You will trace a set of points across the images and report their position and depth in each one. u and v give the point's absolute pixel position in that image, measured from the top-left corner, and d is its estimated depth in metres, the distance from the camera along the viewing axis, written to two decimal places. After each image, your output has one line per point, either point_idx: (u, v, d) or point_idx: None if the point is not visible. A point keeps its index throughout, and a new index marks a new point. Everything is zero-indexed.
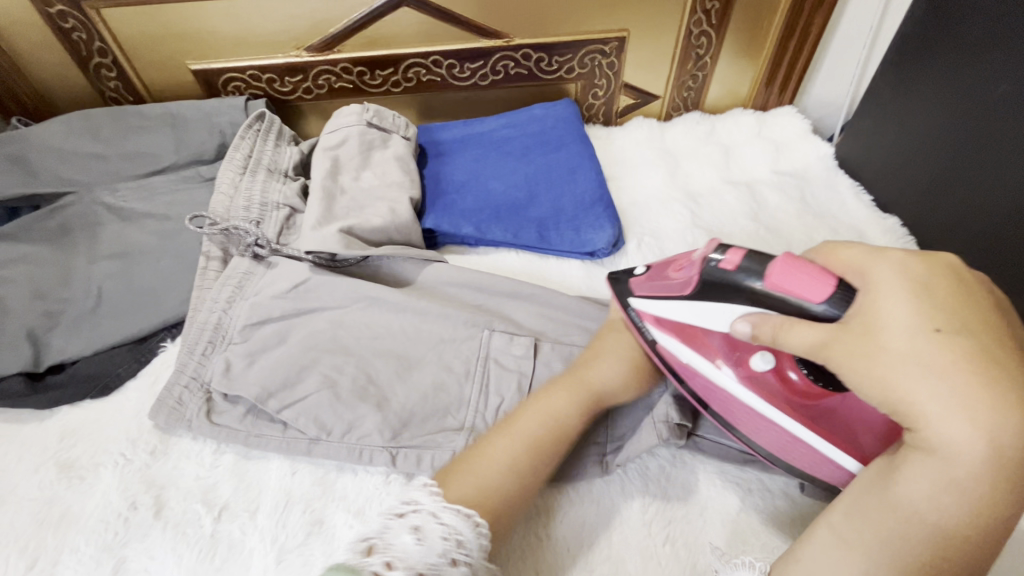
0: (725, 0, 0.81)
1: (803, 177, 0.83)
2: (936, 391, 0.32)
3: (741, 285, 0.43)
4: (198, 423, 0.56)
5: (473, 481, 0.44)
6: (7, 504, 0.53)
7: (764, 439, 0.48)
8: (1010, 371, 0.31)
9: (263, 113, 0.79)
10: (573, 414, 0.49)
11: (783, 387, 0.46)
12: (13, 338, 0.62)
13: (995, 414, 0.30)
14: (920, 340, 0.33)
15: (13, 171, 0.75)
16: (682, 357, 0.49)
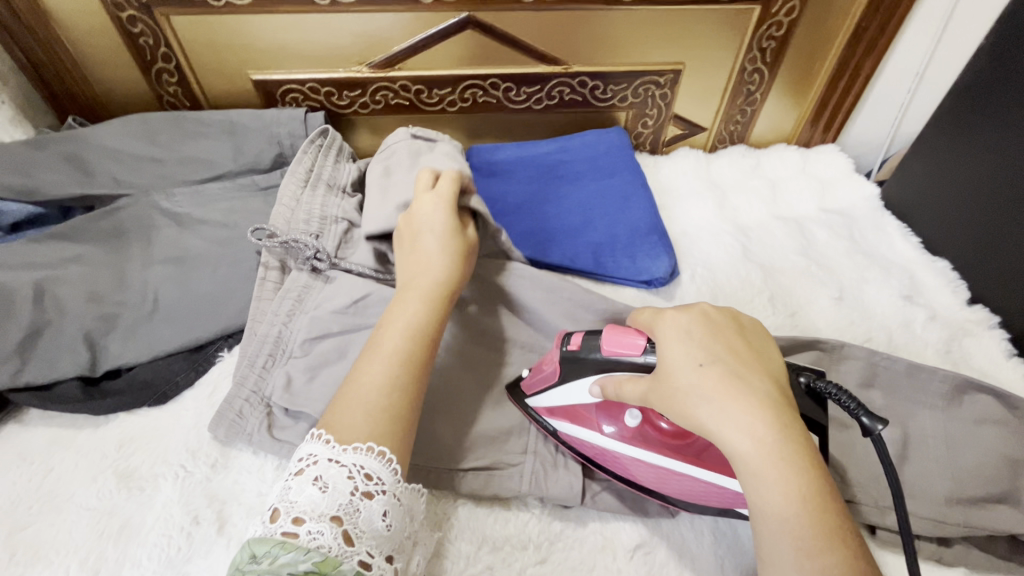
0: (780, 39, 0.82)
1: (850, 216, 0.84)
2: (719, 408, 0.41)
3: (588, 358, 0.51)
4: (261, 438, 0.56)
5: (361, 414, 0.45)
6: (65, 513, 0.52)
7: (670, 487, 0.51)
8: (748, 372, 0.43)
9: (324, 130, 0.81)
10: (432, 306, 0.54)
11: (658, 436, 0.52)
12: (70, 341, 0.61)
13: (750, 411, 0.40)
14: (691, 376, 0.43)
15: (70, 170, 0.75)
16: (580, 437, 0.55)
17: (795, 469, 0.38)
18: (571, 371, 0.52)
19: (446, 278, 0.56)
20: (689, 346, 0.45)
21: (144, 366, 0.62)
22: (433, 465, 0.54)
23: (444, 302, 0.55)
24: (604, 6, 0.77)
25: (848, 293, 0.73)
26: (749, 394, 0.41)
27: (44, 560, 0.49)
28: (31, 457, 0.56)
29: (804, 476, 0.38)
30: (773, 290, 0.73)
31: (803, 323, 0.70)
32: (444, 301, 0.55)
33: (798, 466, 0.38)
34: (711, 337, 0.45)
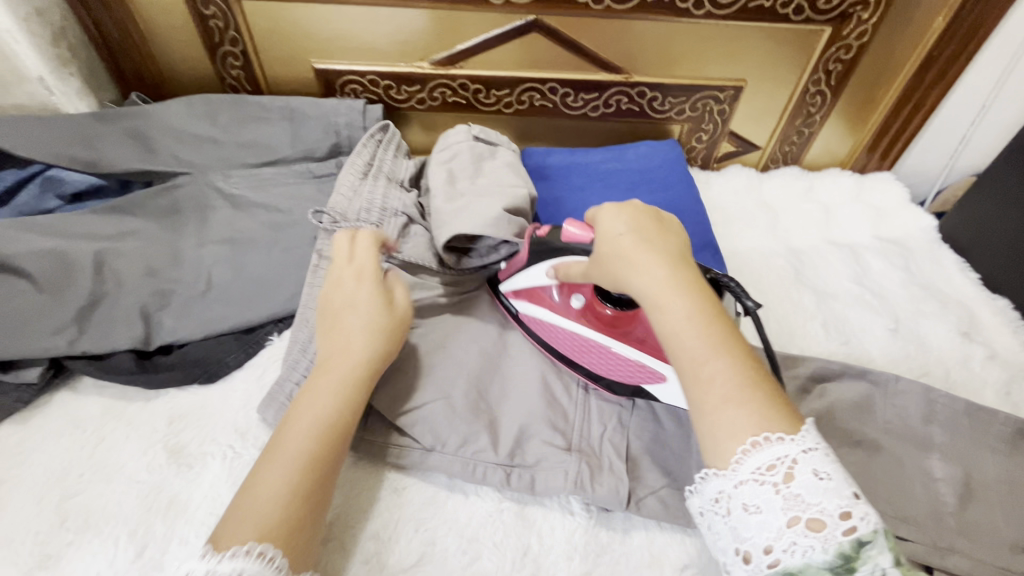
0: (847, 63, 0.81)
1: (905, 246, 0.82)
2: (632, 265, 0.45)
3: (551, 245, 0.62)
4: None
5: (251, 525, 0.40)
6: (115, 484, 0.52)
7: (595, 364, 0.58)
8: (663, 241, 0.47)
9: (385, 125, 0.81)
10: (347, 395, 0.50)
11: (597, 319, 0.58)
12: (126, 314, 0.62)
13: (662, 267, 0.44)
14: (617, 245, 0.47)
15: (133, 145, 0.76)
16: (533, 311, 0.62)
17: (703, 308, 0.42)
18: (535, 254, 0.63)
19: (368, 359, 0.52)
20: (613, 218, 0.49)
21: (196, 344, 0.63)
22: (481, 459, 0.54)
23: (360, 387, 0.51)
24: (673, 18, 0.76)
25: (904, 325, 0.71)
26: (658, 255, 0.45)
27: (93, 529, 0.49)
28: (84, 425, 0.56)
29: (710, 311, 0.42)
30: (826, 316, 0.72)
31: (856, 352, 0.69)
32: (361, 389, 0.51)
33: (704, 303, 0.43)
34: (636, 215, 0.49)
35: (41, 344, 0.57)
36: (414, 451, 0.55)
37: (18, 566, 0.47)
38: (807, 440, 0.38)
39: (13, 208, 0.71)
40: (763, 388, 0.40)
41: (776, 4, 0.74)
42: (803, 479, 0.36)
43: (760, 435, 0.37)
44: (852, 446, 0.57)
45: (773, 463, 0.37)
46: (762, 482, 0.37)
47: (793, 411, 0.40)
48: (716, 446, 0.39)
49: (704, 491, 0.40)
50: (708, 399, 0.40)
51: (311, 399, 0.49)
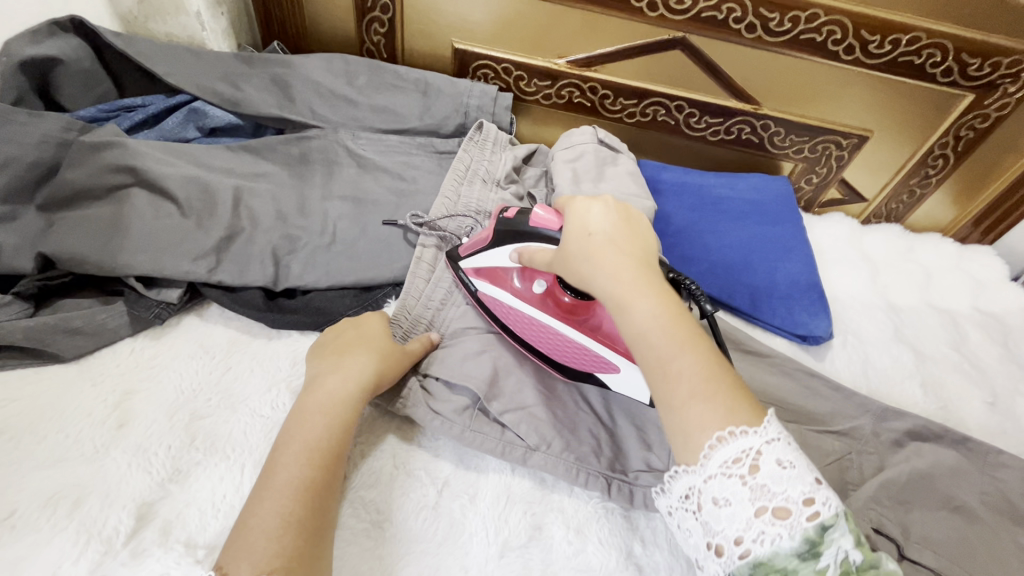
0: (980, 131, 0.81)
1: (1004, 322, 0.82)
2: (603, 265, 0.43)
3: (517, 227, 0.54)
4: (416, 407, 0.55)
5: (248, 563, 0.38)
6: (239, 412, 0.54)
7: (553, 348, 0.58)
8: (631, 240, 0.45)
9: (481, 125, 0.81)
10: (336, 419, 0.48)
11: (556, 305, 0.57)
12: (259, 251, 0.63)
13: (638, 270, 0.42)
14: (586, 242, 0.45)
15: (274, 92, 0.78)
16: (493, 294, 0.60)
17: (672, 301, 0.41)
18: (498, 240, 0.56)
19: (362, 377, 0.52)
20: (613, 213, 0.47)
21: (319, 293, 0.64)
22: (585, 465, 0.54)
23: (351, 407, 0.50)
24: (820, 58, 0.76)
25: (1001, 400, 0.71)
26: (631, 257, 0.43)
27: (220, 453, 0.51)
28: (213, 351, 0.59)
29: (676, 307, 0.40)
30: (923, 377, 0.72)
31: (952, 419, 0.69)
32: (353, 414, 0.50)
33: (668, 299, 0.41)
34: (611, 213, 0.47)
35: (184, 268, 0.59)
36: (518, 447, 0.55)
37: (152, 475, 0.49)
38: (768, 430, 0.35)
39: (158, 131, 0.73)
40: (728, 380, 0.38)
41: (926, 63, 0.74)
42: (767, 471, 0.34)
43: (724, 429, 0.35)
44: (950, 511, 0.57)
45: (737, 456, 0.34)
46: (730, 476, 0.34)
47: (754, 402, 0.37)
48: (684, 440, 0.37)
49: (674, 486, 0.38)
50: (675, 394, 0.37)
51: (308, 426, 0.48)
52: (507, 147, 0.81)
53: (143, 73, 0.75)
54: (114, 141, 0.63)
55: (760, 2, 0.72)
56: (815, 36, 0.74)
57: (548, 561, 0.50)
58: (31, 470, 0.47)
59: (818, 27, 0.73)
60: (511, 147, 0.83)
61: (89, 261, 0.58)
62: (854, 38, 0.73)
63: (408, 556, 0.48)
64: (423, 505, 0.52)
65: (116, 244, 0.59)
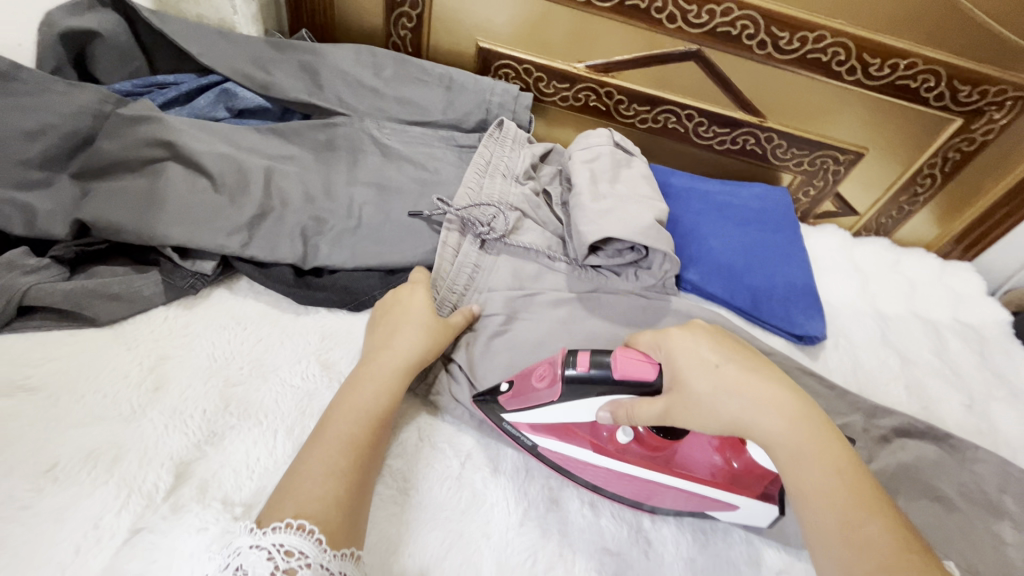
0: (966, 154, 0.87)
1: (981, 333, 0.87)
2: (757, 406, 0.43)
3: (596, 380, 0.49)
4: (439, 394, 0.60)
5: (291, 504, 0.42)
6: (270, 382, 0.56)
7: (646, 495, 0.53)
8: (759, 370, 0.45)
9: (502, 122, 0.82)
10: (383, 390, 0.52)
11: (641, 451, 0.53)
12: (289, 231, 0.65)
13: (779, 411, 0.43)
14: (706, 374, 0.45)
15: (303, 77, 0.79)
16: (561, 450, 0.54)
17: (830, 457, 0.42)
18: (569, 392, 0.50)
19: (408, 353, 0.55)
20: (700, 340, 0.47)
21: (345, 273, 0.66)
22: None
23: (399, 382, 0.53)
24: (824, 78, 0.82)
25: (978, 404, 0.77)
26: (781, 396, 0.44)
27: (254, 419, 0.53)
28: (243, 322, 0.61)
29: (836, 456, 0.42)
30: (908, 380, 0.77)
31: (933, 419, 0.74)
32: (400, 383, 0.53)
33: (827, 443, 0.42)
34: (718, 342, 0.47)
35: (218, 241, 0.61)
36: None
37: (188, 436, 0.50)
38: None
39: (189, 109, 0.75)
40: (912, 541, 0.38)
41: (920, 87, 0.80)
42: None
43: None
44: (930, 500, 0.62)
45: None
46: None
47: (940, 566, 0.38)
48: None
49: None
50: (859, 565, 0.38)
51: (358, 392, 0.51)
52: (525, 145, 0.82)
53: (175, 51, 0.77)
54: (150, 116, 0.65)
55: (773, 20, 0.76)
56: (821, 57, 0.79)
57: (565, 531, 0.53)
58: (69, 426, 0.49)
59: (824, 48, 0.78)
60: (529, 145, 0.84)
61: (126, 230, 0.59)
62: (857, 60, 0.78)
63: (432, 522, 0.51)
64: (447, 475, 0.54)
65: (152, 214, 0.60)
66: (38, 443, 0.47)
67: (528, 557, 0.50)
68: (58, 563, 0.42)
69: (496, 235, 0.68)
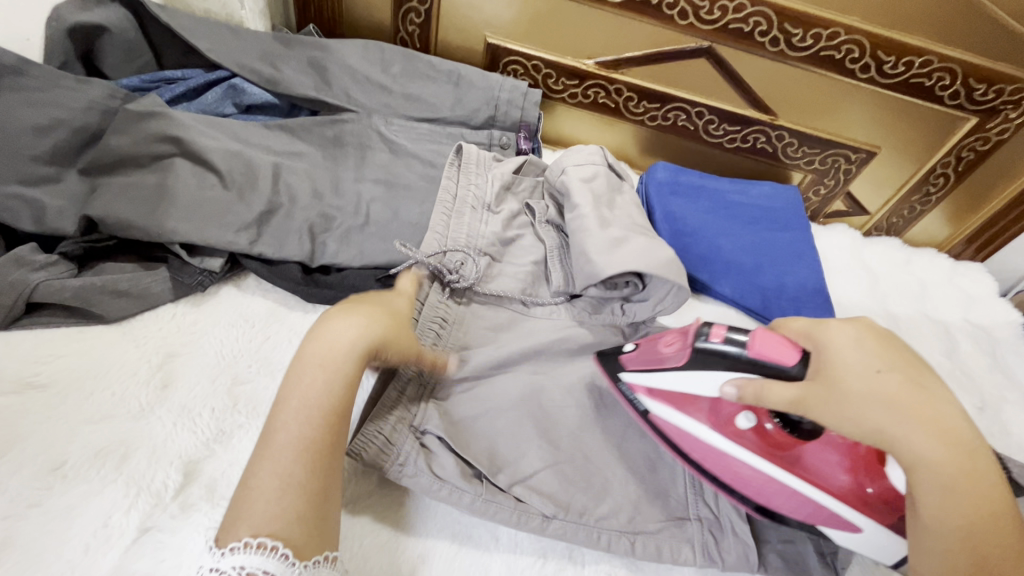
0: (980, 154, 0.86)
1: (992, 335, 0.86)
2: (916, 428, 0.42)
3: (729, 355, 0.49)
4: (417, 475, 0.50)
5: (247, 528, 0.40)
6: (277, 380, 0.56)
7: (755, 489, 0.52)
8: (931, 388, 0.43)
9: (459, 148, 0.75)
10: (335, 375, 0.46)
11: (762, 443, 0.51)
12: (297, 228, 0.65)
13: (941, 435, 0.41)
14: (871, 382, 0.43)
15: (311, 73, 0.79)
16: (677, 421, 0.54)
17: (986, 498, 0.41)
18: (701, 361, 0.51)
19: (351, 341, 0.47)
20: (869, 344, 0.45)
21: (353, 271, 0.66)
22: (604, 527, 0.52)
23: (352, 365, 0.47)
24: (837, 76, 0.81)
25: (989, 407, 0.76)
26: (946, 423, 0.42)
27: (262, 418, 0.53)
28: (251, 320, 0.61)
29: (990, 497, 0.41)
30: None
31: None
32: (346, 372, 0.47)
33: (986, 484, 0.41)
34: (885, 349, 0.45)
35: (227, 238, 0.61)
36: (535, 517, 0.51)
37: (196, 435, 0.50)
38: None
39: (196, 105, 0.74)
40: None
41: (935, 85, 0.79)
42: None
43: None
44: None
45: None
46: None
47: None
48: None
49: None
50: None
51: (303, 384, 0.45)
52: (492, 165, 0.76)
53: (183, 46, 0.76)
54: (158, 111, 0.64)
55: (786, 17, 0.75)
56: (834, 54, 0.78)
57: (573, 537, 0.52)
58: (79, 424, 0.48)
59: (838, 45, 0.77)
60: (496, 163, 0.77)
61: (133, 226, 0.59)
62: (871, 57, 0.77)
63: (440, 519, 0.52)
64: None
65: (160, 211, 0.60)
66: (46, 440, 0.47)
67: (536, 562, 0.51)
68: (68, 561, 0.42)
69: (468, 284, 0.63)
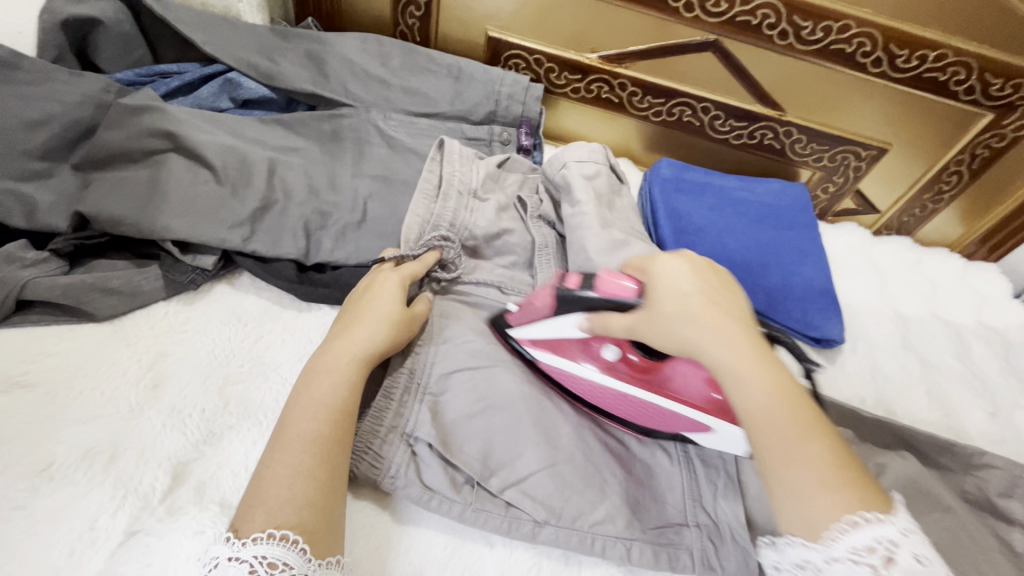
0: (996, 150, 0.83)
1: (1007, 337, 0.84)
2: (708, 330, 0.41)
3: (578, 297, 0.52)
4: (408, 485, 0.50)
5: (262, 514, 0.39)
6: (271, 379, 0.55)
7: (645, 419, 0.55)
8: (722, 300, 0.43)
9: (442, 141, 0.71)
10: (341, 377, 0.48)
11: (629, 371, 0.55)
12: (292, 225, 0.63)
13: (743, 339, 0.41)
14: (685, 301, 0.43)
15: (308, 67, 0.77)
16: (558, 365, 0.57)
17: (782, 384, 0.39)
18: (563, 307, 0.53)
19: (368, 343, 0.50)
20: (684, 265, 0.46)
21: (349, 269, 0.64)
22: (600, 532, 0.50)
23: (358, 370, 0.49)
24: (848, 70, 0.78)
25: (1004, 411, 0.74)
26: (735, 322, 0.42)
27: (253, 418, 0.52)
28: (244, 319, 0.60)
29: (788, 383, 0.39)
30: (929, 385, 0.75)
31: (955, 427, 0.71)
32: (360, 371, 0.49)
33: (780, 373, 0.40)
34: (698, 272, 0.45)
35: (220, 235, 0.60)
36: (526, 522, 0.50)
37: (186, 436, 0.49)
38: (900, 521, 0.35)
39: (193, 99, 0.73)
40: (859, 473, 0.37)
41: (950, 80, 0.76)
42: (903, 564, 0.33)
43: (858, 516, 0.35)
44: None
45: (871, 548, 0.34)
46: (862, 565, 0.34)
47: (882, 494, 0.37)
48: (805, 523, 0.36)
49: (784, 555, 0.38)
50: (801, 485, 0.36)
51: (315, 384, 0.47)
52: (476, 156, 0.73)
53: (180, 39, 0.75)
54: (152, 106, 0.63)
55: (795, 9, 0.73)
56: (845, 48, 0.76)
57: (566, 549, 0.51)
58: (67, 426, 0.48)
59: (849, 39, 0.75)
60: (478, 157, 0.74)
61: (126, 222, 0.58)
62: (883, 51, 0.75)
63: (432, 524, 0.51)
64: None
65: (153, 207, 0.59)
66: (33, 441, 0.46)
67: (533, 565, 0.50)
68: (51, 565, 0.41)
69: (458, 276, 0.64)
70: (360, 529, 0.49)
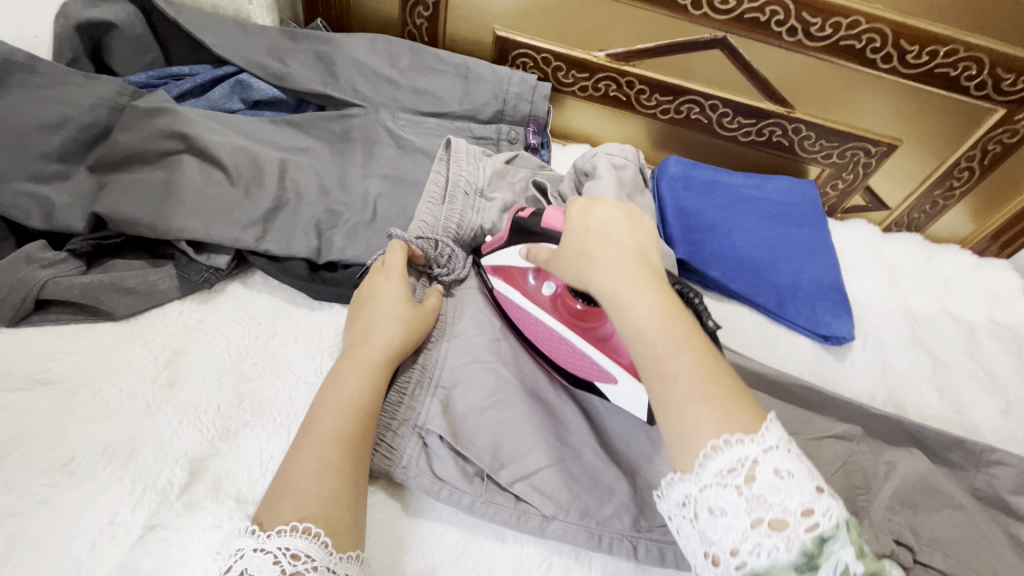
0: (1008, 146, 0.82)
1: (1020, 333, 0.83)
2: (603, 260, 0.43)
3: (521, 226, 0.57)
4: (420, 476, 0.51)
5: (288, 505, 0.41)
6: (284, 377, 0.56)
7: (558, 356, 0.58)
8: (639, 240, 0.45)
9: (449, 141, 0.71)
10: (364, 378, 0.50)
11: (567, 312, 0.58)
12: (304, 225, 0.64)
13: (629, 265, 0.42)
14: (584, 240, 0.46)
15: (318, 68, 0.78)
16: (510, 295, 0.61)
17: (663, 306, 0.39)
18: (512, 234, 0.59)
19: (387, 345, 0.53)
20: (598, 209, 0.47)
21: (359, 267, 0.65)
22: (608, 529, 0.51)
23: (381, 373, 0.51)
24: (856, 65, 0.78)
25: (1015, 408, 0.73)
26: (625, 252, 0.43)
27: (268, 414, 0.53)
28: (258, 318, 0.61)
29: (673, 307, 0.40)
30: (940, 383, 0.74)
31: (966, 424, 0.71)
32: (383, 373, 0.51)
33: (667, 299, 0.40)
34: (614, 212, 0.47)
35: (233, 235, 0.60)
36: (534, 517, 0.51)
37: (203, 433, 0.50)
38: (767, 438, 0.34)
39: (204, 101, 0.74)
40: (728, 384, 0.36)
41: (961, 75, 0.76)
42: (765, 481, 0.32)
43: (720, 437, 0.34)
44: None
45: (732, 463, 0.33)
46: (726, 486, 0.33)
47: (755, 407, 0.36)
48: (679, 444, 0.36)
49: (670, 496, 0.37)
50: (670, 400, 0.36)
51: (342, 384, 0.49)
52: (483, 155, 0.73)
53: (192, 42, 0.76)
54: (166, 107, 0.64)
55: (804, 5, 0.73)
56: (854, 43, 0.75)
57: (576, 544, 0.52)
58: (87, 421, 0.49)
59: (859, 34, 0.74)
60: (485, 156, 0.74)
61: (140, 223, 0.59)
62: (893, 47, 0.75)
63: (445, 519, 0.51)
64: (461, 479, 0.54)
65: (168, 208, 0.60)
66: (53, 439, 0.47)
67: (544, 561, 0.50)
68: (75, 559, 0.42)
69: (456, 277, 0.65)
70: (374, 523, 0.50)
